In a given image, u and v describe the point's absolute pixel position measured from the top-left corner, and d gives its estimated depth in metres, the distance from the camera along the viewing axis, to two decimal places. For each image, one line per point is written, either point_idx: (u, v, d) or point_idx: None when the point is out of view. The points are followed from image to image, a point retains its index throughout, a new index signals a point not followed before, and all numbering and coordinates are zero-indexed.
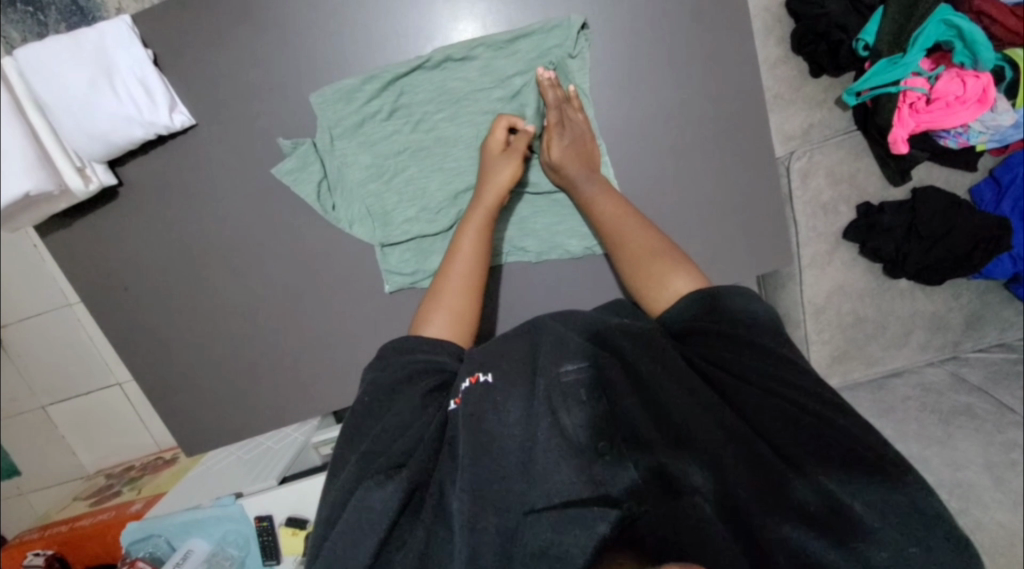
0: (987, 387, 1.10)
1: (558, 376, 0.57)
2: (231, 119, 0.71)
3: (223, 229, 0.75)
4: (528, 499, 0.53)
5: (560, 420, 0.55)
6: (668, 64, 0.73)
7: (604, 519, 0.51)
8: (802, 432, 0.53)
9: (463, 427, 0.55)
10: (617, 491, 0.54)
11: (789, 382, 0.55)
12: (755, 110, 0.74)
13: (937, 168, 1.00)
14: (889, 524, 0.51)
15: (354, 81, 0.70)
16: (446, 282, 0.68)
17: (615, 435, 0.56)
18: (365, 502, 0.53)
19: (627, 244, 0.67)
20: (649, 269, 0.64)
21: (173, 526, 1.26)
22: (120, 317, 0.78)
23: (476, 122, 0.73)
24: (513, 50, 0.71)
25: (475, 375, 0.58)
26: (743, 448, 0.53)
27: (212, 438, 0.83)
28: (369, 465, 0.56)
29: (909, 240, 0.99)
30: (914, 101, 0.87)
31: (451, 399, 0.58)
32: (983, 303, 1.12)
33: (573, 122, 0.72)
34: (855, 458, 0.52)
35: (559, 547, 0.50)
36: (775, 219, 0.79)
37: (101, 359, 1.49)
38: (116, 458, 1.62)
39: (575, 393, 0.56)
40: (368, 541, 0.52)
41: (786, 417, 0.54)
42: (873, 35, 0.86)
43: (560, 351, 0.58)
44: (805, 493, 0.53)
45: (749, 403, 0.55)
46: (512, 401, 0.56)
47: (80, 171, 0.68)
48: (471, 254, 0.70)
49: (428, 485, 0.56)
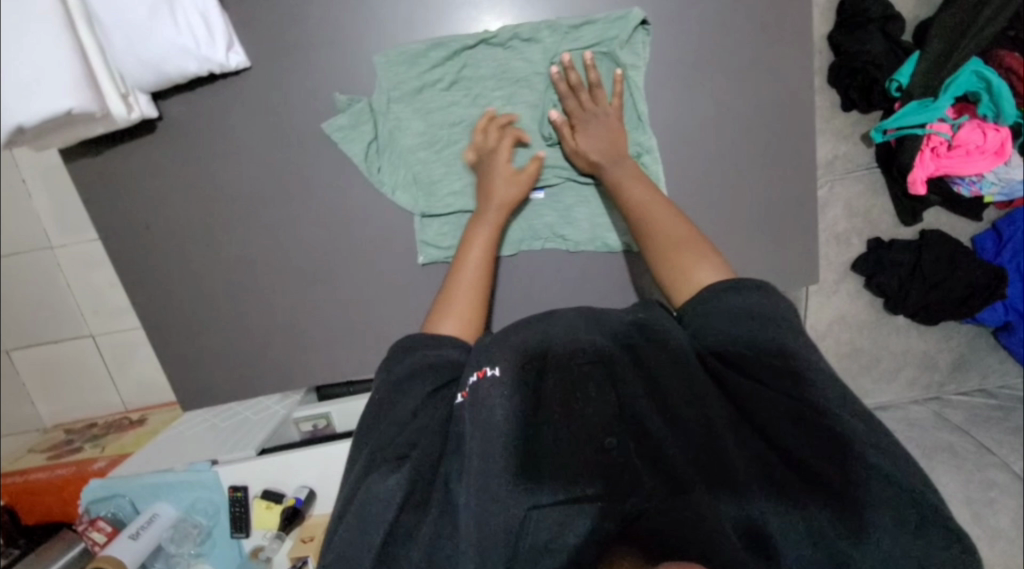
0: (968, 427, 1.15)
1: (565, 369, 0.57)
2: (284, 66, 0.69)
3: (259, 178, 0.73)
4: (534, 495, 0.52)
5: (572, 411, 0.55)
6: (732, 69, 0.70)
7: (604, 514, 0.51)
8: (822, 438, 0.51)
9: (469, 418, 0.55)
10: (622, 495, 0.52)
11: (809, 390, 0.52)
12: (811, 129, 0.72)
13: (945, 214, 1.06)
14: (901, 545, 0.49)
15: (419, 45, 0.69)
16: (454, 280, 0.67)
17: (625, 437, 0.54)
18: (373, 495, 0.53)
19: (656, 234, 0.65)
20: (681, 263, 0.62)
21: (141, 487, 1.23)
22: (138, 257, 0.75)
23: (498, 87, 0.71)
24: (577, 36, 0.69)
25: (482, 369, 0.57)
26: (749, 449, 0.53)
27: (217, 393, 0.81)
28: (375, 457, 0.56)
29: (912, 279, 1.04)
30: (936, 145, 0.92)
31: (458, 392, 0.59)
32: (971, 348, 1.17)
33: (601, 105, 0.69)
34: (870, 469, 0.50)
35: (561, 540, 0.51)
36: (817, 240, 0.76)
37: (72, 308, 1.44)
38: (77, 414, 1.55)
39: (587, 383, 0.56)
40: (376, 533, 0.53)
41: (803, 432, 0.51)
42: (906, 77, 0.90)
43: (572, 346, 0.59)
44: (824, 508, 0.50)
45: (762, 404, 0.53)
46: (516, 394, 0.55)
47: (123, 98, 0.65)
48: (471, 258, 0.68)
49: (432, 483, 0.55)
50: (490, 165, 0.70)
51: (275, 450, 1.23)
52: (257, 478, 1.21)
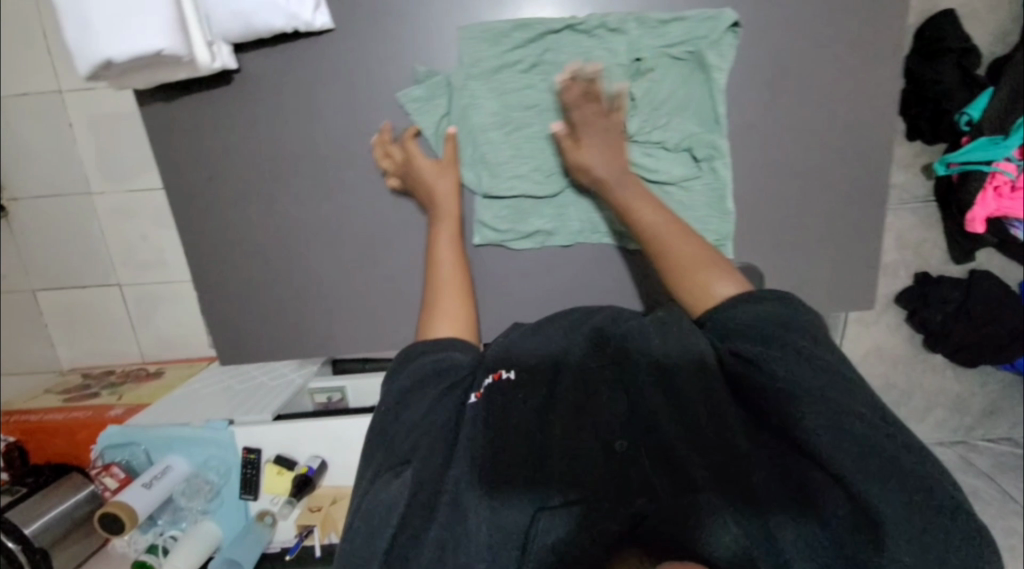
0: (993, 474, 1.13)
1: (576, 375, 0.60)
2: (366, 33, 0.70)
3: (327, 141, 0.73)
4: (543, 497, 0.54)
5: (583, 419, 0.58)
6: (813, 84, 0.69)
7: (614, 520, 0.52)
8: (840, 445, 0.48)
9: (483, 415, 0.58)
10: (628, 502, 0.53)
11: (828, 399, 0.50)
12: (886, 153, 0.71)
13: (997, 256, 1.05)
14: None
15: (504, 25, 0.68)
16: (434, 289, 0.70)
17: (631, 444, 0.56)
18: (383, 494, 0.56)
19: (672, 257, 0.65)
20: (698, 280, 0.63)
21: (158, 438, 1.24)
22: (198, 206, 0.76)
23: (577, 76, 0.70)
24: (664, 32, 0.69)
25: (498, 371, 0.61)
26: (767, 458, 0.53)
27: (257, 350, 0.82)
28: (387, 458, 0.58)
29: (957, 319, 1.01)
30: (1000, 184, 0.89)
31: (473, 391, 0.61)
32: (1005, 395, 1.15)
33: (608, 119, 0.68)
34: (893, 481, 0.46)
35: (571, 544, 0.52)
36: (875, 265, 0.76)
37: (102, 256, 1.45)
38: (94, 361, 1.56)
39: (598, 391, 0.59)
40: (384, 533, 0.54)
41: (816, 440, 0.49)
42: (979, 111, 0.89)
43: (585, 357, 0.61)
44: (840, 518, 0.48)
45: (776, 414, 0.52)
46: (528, 396, 0.59)
47: (209, 46, 0.65)
48: (444, 266, 0.71)
49: (439, 485, 0.56)
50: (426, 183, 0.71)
51: (292, 417, 1.24)
52: (272, 443, 1.22)
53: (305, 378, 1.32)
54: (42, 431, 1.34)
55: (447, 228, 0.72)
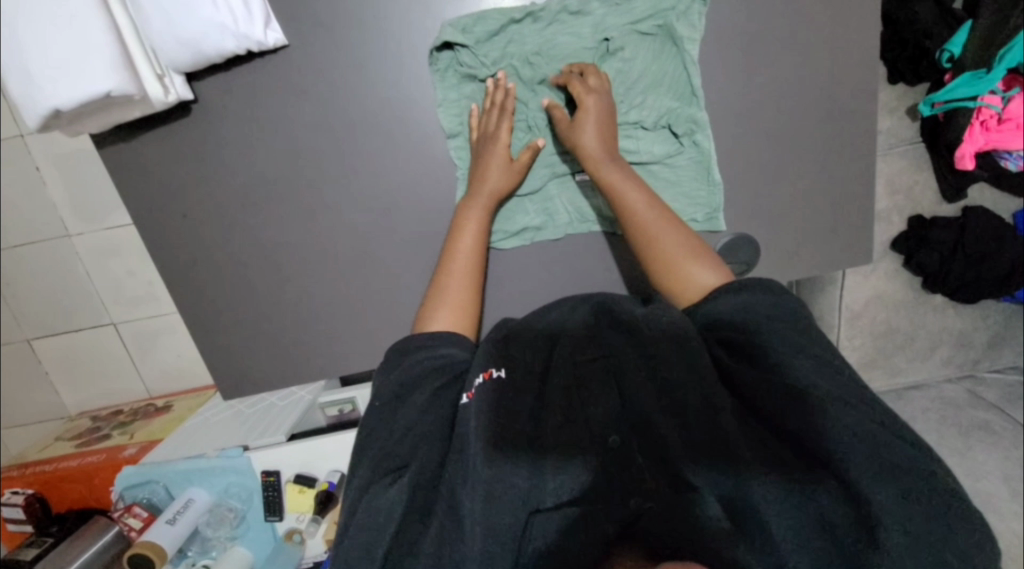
0: (1003, 405, 1.14)
1: (569, 364, 0.61)
2: (322, 45, 0.67)
3: (297, 163, 0.71)
4: (537, 500, 0.54)
5: (578, 413, 0.58)
6: (788, 44, 0.67)
7: (608, 516, 0.53)
8: (829, 425, 0.49)
9: (474, 420, 0.56)
10: (619, 493, 0.54)
11: (814, 382, 0.52)
12: (869, 106, 0.70)
13: (988, 189, 1.04)
14: (912, 545, 0.46)
15: (463, 19, 0.66)
16: (445, 278, 0.70)
17: (625, 432, 0.57)
18: (375, 503, 0.54)
19: (654, 242, 0.66)
20: (675, 267, 0.65)
21: (173, 473, 1.22)
22: (175, 245, 0.74)
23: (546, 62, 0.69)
24: (629, 8, 0.68)
25: (487, 370, 0.59)
26: (757, 442, 0.53)
27: (257, 380, 0.81)
28: (378, 466, 0.57)
29: (954, 256, 1.00)
30: (986, 119, 0.89)
31: (463, 392, 0.60)
32: (1006, 326, 1.16)
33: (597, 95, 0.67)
34: (880, 461, 0.48)
35: (563, 545, 0.52)
36: (867, 220, 0.75)
37: (92, 297, 1.43)
38: (102, 402, 1.55)
39: (591, 384, 0.59)
40: (380, 544, 0.53)
41: (810, 421, 0.50)
42: (959, 47, 0.85)
43: (574, 346, 0.62)
44: (828, 497, 0.49)
45: (772, 397, 0.52)
46: (522, 397, 0.58)
47: (160, 78, 0.63)
48: (462, 253, 0.70)
49: (433, 487, 0.56)
50: (483, 158, 0.69)
51: (305, 435, 1.24)
52: (288, 463, 1.21)
53: (314, 394, 1.31)
54: (58, 478, 1.32)
55: (476, 211, 0.70)
